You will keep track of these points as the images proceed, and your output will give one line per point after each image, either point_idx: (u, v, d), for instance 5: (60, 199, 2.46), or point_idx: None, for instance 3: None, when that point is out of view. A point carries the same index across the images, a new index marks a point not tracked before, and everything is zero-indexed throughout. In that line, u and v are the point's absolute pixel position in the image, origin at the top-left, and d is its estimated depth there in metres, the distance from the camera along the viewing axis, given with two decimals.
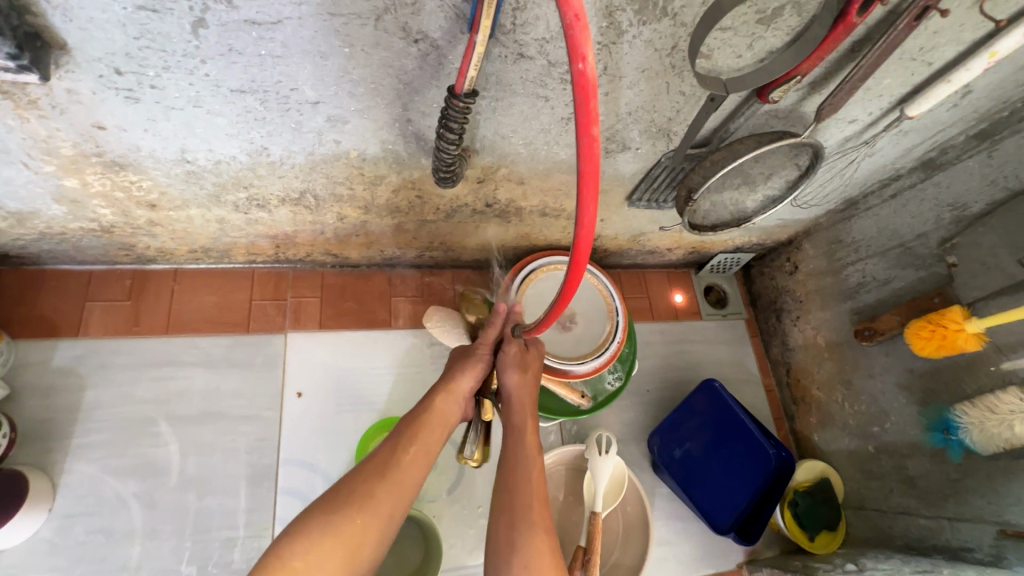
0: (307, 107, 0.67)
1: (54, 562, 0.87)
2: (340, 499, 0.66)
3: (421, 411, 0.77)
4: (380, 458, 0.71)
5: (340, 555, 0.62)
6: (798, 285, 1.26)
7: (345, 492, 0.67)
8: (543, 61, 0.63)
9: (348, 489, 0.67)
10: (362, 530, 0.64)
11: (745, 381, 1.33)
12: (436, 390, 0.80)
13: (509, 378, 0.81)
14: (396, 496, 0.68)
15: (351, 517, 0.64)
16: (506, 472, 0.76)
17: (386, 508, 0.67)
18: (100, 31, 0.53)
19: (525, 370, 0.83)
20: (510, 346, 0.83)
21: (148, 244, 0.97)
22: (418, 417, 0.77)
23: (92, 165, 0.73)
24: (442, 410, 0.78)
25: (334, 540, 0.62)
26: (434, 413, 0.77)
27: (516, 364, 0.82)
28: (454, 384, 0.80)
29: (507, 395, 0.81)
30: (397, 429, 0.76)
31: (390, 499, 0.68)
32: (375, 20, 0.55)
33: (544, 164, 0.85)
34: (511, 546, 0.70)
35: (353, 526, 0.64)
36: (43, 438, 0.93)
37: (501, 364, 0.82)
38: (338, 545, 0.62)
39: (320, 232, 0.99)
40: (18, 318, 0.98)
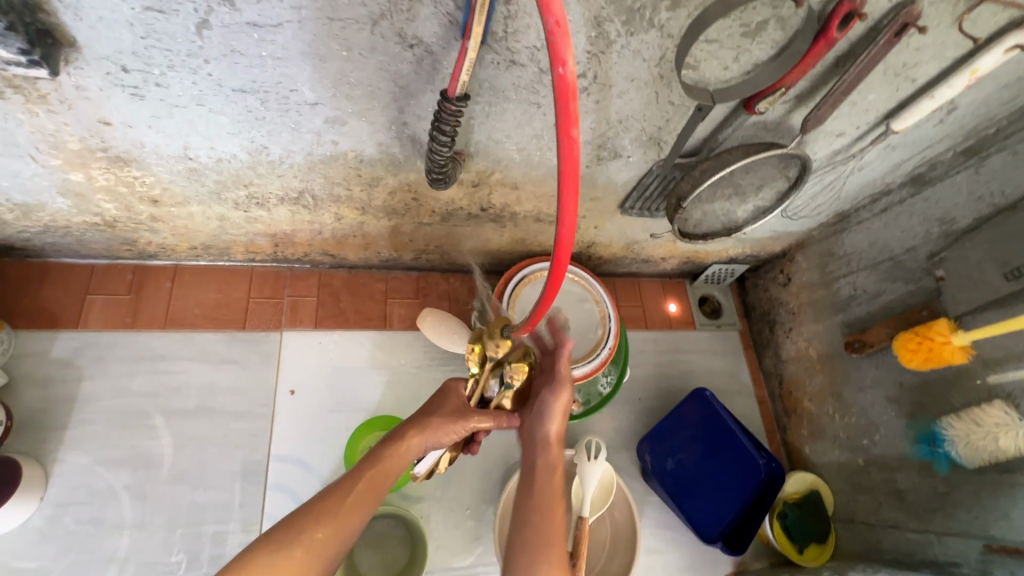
0: (305, 108, 0.69)
1: (44, 551, 0.88)
2: (280, 541, 0.61)
3: (379, 452, 0.73)
4: (335, 495, 0.67)
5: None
6: (791, 298, 1.27)
7: (282, 532, 0.62)
8: (534, 69, 0.65)
9: (295, 525, 0.63)
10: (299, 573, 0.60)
11: (738, 392, 1.33)
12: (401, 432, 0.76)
13: (552, 429, 0.80)
14: (335, 541, 0.63)
15: (292, 557, 0.60)
16: (529, 506, 0.73)
17: (327, 551, 0.63)
18: (108, 31, 0.56)
19: (563, 418, 0.81)
20: (560, 395, 0.80)
21: (150, 239, 0.99)
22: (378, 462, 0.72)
23: (97, 160, 0.76)
24: (407, 450, 0.74)
25: None
26: (396, 459, 0.73)
27: (561, 414, 0.80)
28: (428, 430, 0.76)
29: (542, 438, 0.80)
30: (356, 467, 0.71)
31: (338, 537, 0.64)
32: (372, 25, 0.57)
33: (537, 170, 0.86)
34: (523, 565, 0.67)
35: (296, 563, 0.60)
36: (38, 427, 0.94)
37: (541, 412, 0.80)
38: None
39: (318, 232, 1.01)
40: (20, 310, 1.00)
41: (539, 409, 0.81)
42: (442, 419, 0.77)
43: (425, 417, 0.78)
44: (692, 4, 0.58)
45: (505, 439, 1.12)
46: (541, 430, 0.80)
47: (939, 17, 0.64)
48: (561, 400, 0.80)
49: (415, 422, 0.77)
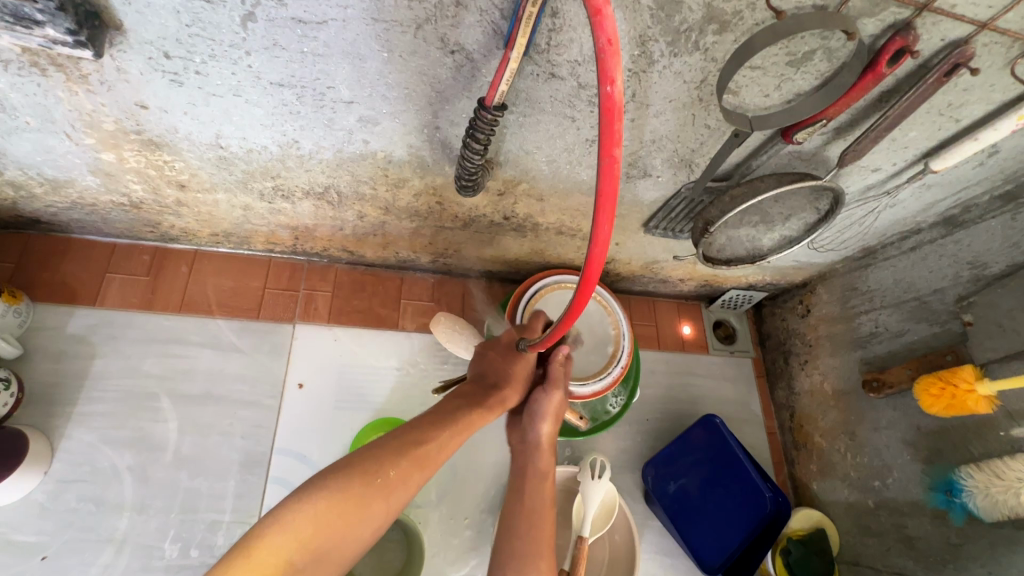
0: (340, 106, 0.69)
1: (43, 526, 0.87)
2: (368, 470, 0.61)
3: (459, 410, 0.75)
4: (417, 438, 0.67)
5: (354, 521, 0.57)
6: (809, 329, 1.25)
7: (371, 461, 0.62)
8: (573, 83, 0.65)
9: (379, 457, 0.63)
10: (382, 503, 0.60)
11: (747, 421, 1.32)
12: (480, 397, 0.78)
13: (543, 429, 0.83)
14: (411, 483, 0.63)
15: (381, 488, 0.61)
16: (518, 513, 0.78)
17: (407, 489, 0.63)
18: (154, 16, 0.56)
19: (556, 420, 0.85)
20: (554, 395, 0.84)
21: (173, 223, 1.00)
22: (453, 419, 0.73)
23: (130, 142, 0.76)
24: (482, 413, 0.77)
25: (351, 507, 0.58)
26: (472, 420, 0.75)
27: (553, 415, 0.83)
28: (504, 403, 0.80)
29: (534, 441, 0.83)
30: (437, 416, 0.73)
31: (415, 479, 0.64)
32: (415, 28, 0.57)
33: (564, 183, 0.86)
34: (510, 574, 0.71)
35: (378, 493, 0.60)
36: (47, 401, 0.94)
37: (535, 415, 0.84)
38: (357, 515, 0.58)
39: (338, 228, 1.01)
40: (39, 283, 1.01)
41: (535, 409, 0.84)
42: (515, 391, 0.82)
43: (500, 389, 0.81)
44: (740, 30, 0.58)
45: (509, 451, 1.11)
46: (533, 431, 0.84)
47: (992, 59, 0.63)
48: (552, 403, 0.84)
49: (484, 394, 0.79)
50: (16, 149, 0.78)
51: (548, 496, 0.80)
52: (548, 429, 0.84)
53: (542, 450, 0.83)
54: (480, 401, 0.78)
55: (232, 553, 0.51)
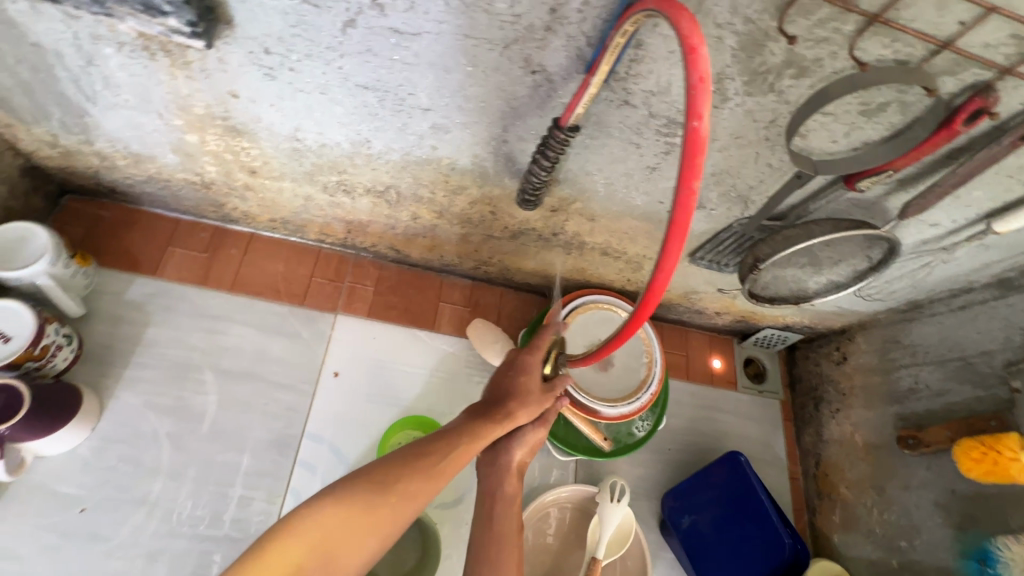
0: (417, 112, 0.72)
1: (84, 480, 0.91)
2: (376, 480, 0.62)
3: (473, 426, 0.73)
4: (427, 453, 0.68)
5: (361, 530, 0.59)
6: (844, 377, 1.23)
7: (379, 472, 0.63)
8: (644, 111, 0.66)
9: (388, 469, 0.64)
10: (388, 514, 0.61)
11: (771, 463, 1.30)
12: (490, 414, 0.76)
13: (516, 456, 0.80)
14: (417, 495, 0.64)
15: (386, 501, 0.61)
16: (484, 540, 0.74)
17: (414, 500, 0.64)
18: (264, 15, 0.60)
19: (530, 450, 0.82)
20: (539, 430, 0.81)
21: (236, 206, 1.04)
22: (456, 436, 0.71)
23: (215, 127, 0.81)
24: (493, 429, 0.74)
25: (356, 517, 0.59)
26: (482, 436, 0.72)
27: (528, 445, 0.81)
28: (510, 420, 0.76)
29: (506, 465, 0.80)
30: (450, 432, 0.72)
31: (421, 493, 0.64)
32: (503, 48, 0.60)
33: (619, 205, 0.87)
34: None
35: (383, 507, 0.61)
36: (100, 361, 0.99)
37: (513, 440, 0.81)
38: (364, 523, 0.59)
39: (391, 227, 1.04)
40: (105, 248, 1.06)
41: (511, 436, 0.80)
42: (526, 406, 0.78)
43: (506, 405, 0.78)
44: (818, 76, 0.59)
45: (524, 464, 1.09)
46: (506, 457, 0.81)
47: None
48: (537, 436, 0.81)
49: (490, 409, 0.77)
50: (110, 123, 0.83)
51: (515, 521, 0.76)
52: (520, 456, 0.81)
53: (511, 474, 0.80)
54: (484, 417, 0.76)
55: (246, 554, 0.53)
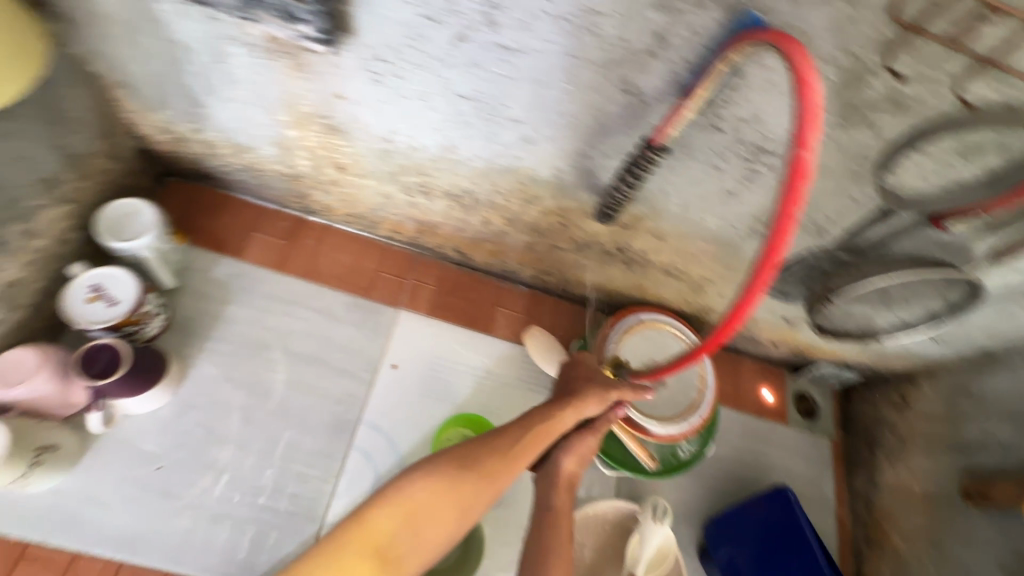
0: (508, 123, 0.76)
1: (162, 440, 0.98)
2: (459, 460, 0.78)
3: (545, 414, 0.86)
4: (502, 439, 0.81)
5: (444, 506, 0.73)
6: (904, 423, 1.19)
7: (461, 454, 0.79)
8: (732, 137, 0.68)
9: (467, 452, 0.79)
10: (466, 496, 0.75)
11: (818, 504, 1.26)
12: (559, 406, 0.88)
13: (564, 463, 0.88)
14: (490, 484, 0.77)
15: (466, 478, 0.76)
16: (537, 554, 0.76)
17: (491, 479, 0.77)
18: (384, 27, 0.66)
19: (579, 460, 0.89)
20: (585, 437, 0.89)
21: (318, 198, 1.11)
22: (516, 435, 0.82)
23: (315, 124, 0.87)
24: (560, 420, 0.85)
25: (440, 490, 0.75)
26: (551, 425, 0.84)
27: (575, 453, 0.88)
28: (576, 412, 0.87)
29: (554, 474, 0.87)
30: (524, 420, 0.84)
31: (496, 474, 0.78)
32: (603, 69, 0.63)
33: (690, 227, 0.89)
34: None
35: (462, 484, 0.76)
36: (184, 332, 1.06)
37: (563, 449, 0.88)
38: (449, 495, 0.74)
39: (460, 230, 1.08)
40: (196, 228, 1.14)
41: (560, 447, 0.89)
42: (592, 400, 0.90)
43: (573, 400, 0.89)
44: (918, 114, 0.59)
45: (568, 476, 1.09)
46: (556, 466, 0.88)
47: None
48: (585, 444, 0.89)
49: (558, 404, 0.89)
50: (221, 114, 0.91)
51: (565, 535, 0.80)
52: (569, 466, 0.88)
53: (560, 486, 0.86)
54: (553, 410, 0.87)
55: (354, 516, 0.71)
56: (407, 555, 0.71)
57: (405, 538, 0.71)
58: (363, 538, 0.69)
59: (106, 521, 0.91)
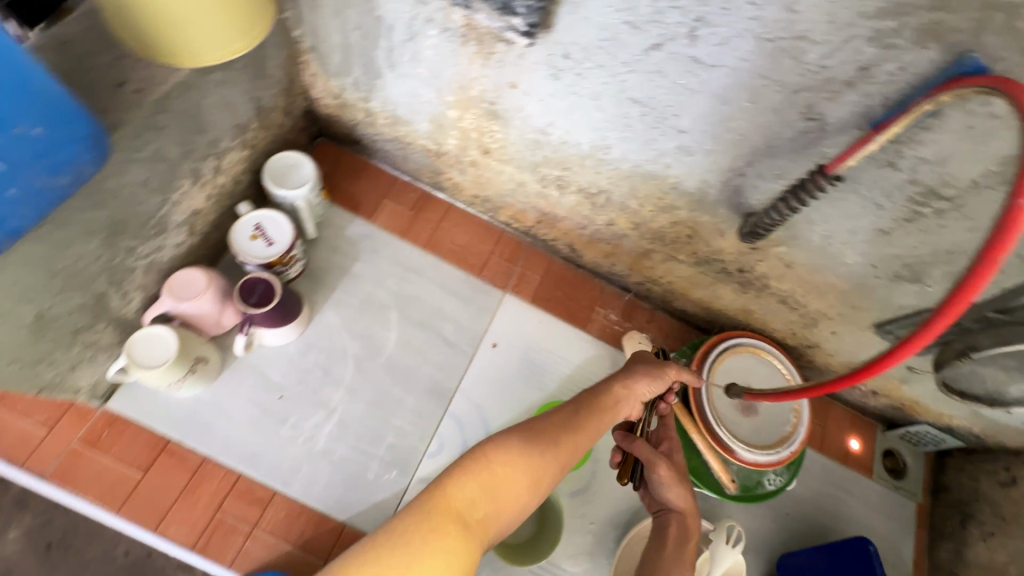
0: (671, 132, 0.79)
1: (286, 372, 1.08)
2: (529, 435, 0.68)
3: (602, 389, 0.79)
4: (565, 415, 0.73)
5: (527, 481, 0.64)
6: (1006, 502, 1.11)
7: (535, 430, 0.69)
8: (905, 176, 0.69)
9: (538, 426, 0.69)
10: (548, 475, 0.66)
11: (894, 566, 1.21)
12: (617, 381, 0.81)
13: (672, 493, 0.86)
14: (565, 462, 0.69)
15: (545, 457, 0.66)
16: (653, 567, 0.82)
17: (565, 459, 0.69)
18: (583, 27, 0.71)
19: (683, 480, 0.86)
20: (658, 470, 0.84)
21: (452, 177, 1.18)
22: (584, 410, 0.75)
23: (477, 108, 0.94)
24: (620, 398, 0.79)
25: (521, 466, 0.64)
26: (612, 402, 0.78)
27: (673, 481, 0.85)
28: (632, 391, 0.81)
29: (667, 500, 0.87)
30: (580, 397, 0.77)
31: (571, 453, 0.70)
32: (791, 93, 0.65)
33: (825, 259, 0.88)
34: None
35: (543, 461, 0.66)
36: (316, 280, 1.16)
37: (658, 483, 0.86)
38: (528, 472, 0.64)
39: (581, 226, 1.12)
40: (337, 188, 1.24)
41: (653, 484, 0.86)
42: (643, 376, 0.83)
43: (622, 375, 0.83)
44: None
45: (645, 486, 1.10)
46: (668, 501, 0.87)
47: None
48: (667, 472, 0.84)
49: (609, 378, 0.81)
50: (393, 87, 0.99)
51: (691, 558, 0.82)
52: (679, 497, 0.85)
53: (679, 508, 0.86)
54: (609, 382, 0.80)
55: (426, 493, 0.59)
56: (487, 538, 0.60)
57: (488, 519, 0.61)
58: (447, 519, 0.58)
59: (231, 434, 1.02)
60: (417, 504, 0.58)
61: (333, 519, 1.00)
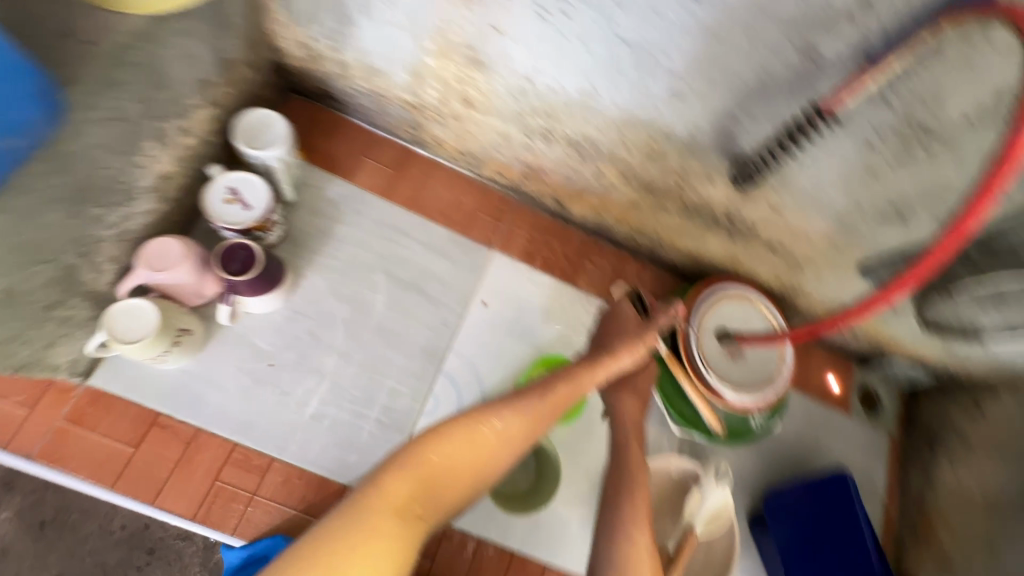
0: (662, 74, 0.77)
1: (275, 340, 1.06)
2: (471, 420, 0.72)
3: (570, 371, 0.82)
4: (517, 396, 0.77)
5: (467, 464, 0.71)
6: (972, 429, 1.19)
7: (478, 415, 0.73)
8: (899, 113, 0.69)
9: (484, 408, 0.74)
10: (488, 454, 0.72)
11: (869, 494, 1.29)
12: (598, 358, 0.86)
13: (625, 401, 0.94)
14: (511, 441, 0.74)
15: (485, 440, 0.72)
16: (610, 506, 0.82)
17: (512, 437, 0.74)
18: None
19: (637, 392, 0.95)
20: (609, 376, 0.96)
21: (433, 131, 1.13)
22: (538, 391, 0.78)
23: (458, 55, 0.89)
24: (587, 375, 0.83)
25: (460, 451, 0.71)
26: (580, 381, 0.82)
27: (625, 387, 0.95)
28: (615, 358, 0.87)
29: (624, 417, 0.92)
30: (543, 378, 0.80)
31: (520, 430, 0.75)
32: (788, 26, 0.64)
33: (814, 203, 0.88)
34: (617, 534, 0.78)
35: (482, 442, 0.72)
36: (297, 244, 1.12)
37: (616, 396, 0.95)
38: (466, 454, 0.71)
39: (568, 179, 1.10)
40: (313, 147, 1.18)
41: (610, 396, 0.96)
42: (627, 349, 0.88)
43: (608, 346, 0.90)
44: None
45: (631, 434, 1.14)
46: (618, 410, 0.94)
47: None
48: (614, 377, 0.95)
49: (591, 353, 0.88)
50: (368, 34, 0.94)
51: (644, 477, 0.85)
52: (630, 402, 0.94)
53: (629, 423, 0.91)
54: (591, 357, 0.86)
55: (362, 487, 0.66)
56: (429, 514, 0.69)
57: (424, 501, 0.68)
58: (382, 516, 0.65)
59: (222, 404, 1.01)
60: (353, 498, 0.65)
61: (333, 481, 1.01)
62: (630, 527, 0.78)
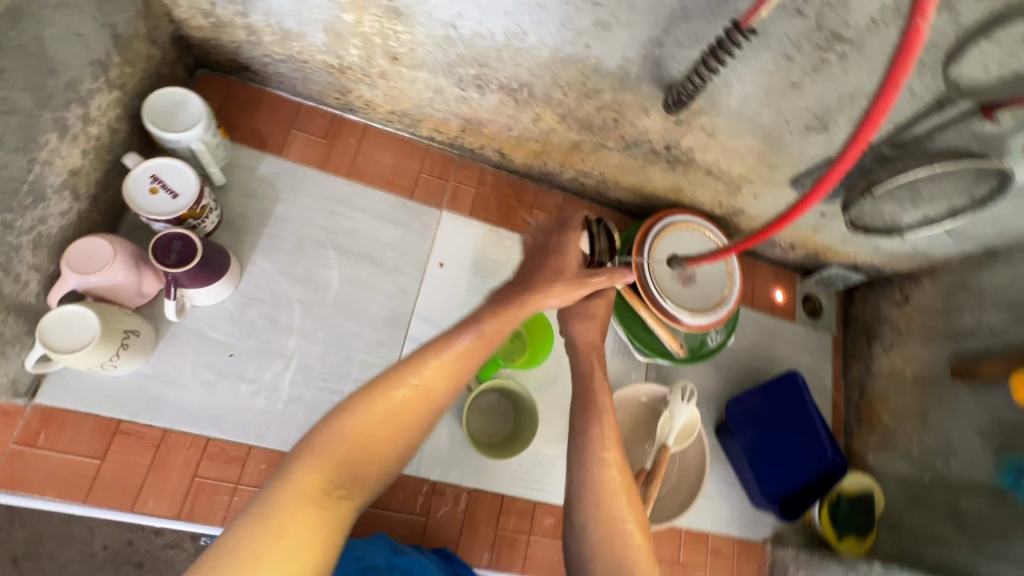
0: (585, 6, 0.76)
1: (230, 329, 1.03)
2: (382, 389, 0.71)
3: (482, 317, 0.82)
4: (430, 353, 0.76)
5: (390, 431, 0.69)
6: (902, 318, 1.31)
7: (388, 383, 0.71)
8: (812, 23, 0.71)
9: (396, 373, 0.73)
10: (411, 417, 0.71)
11: (818, 390, 1.40)
12: (523, 296, 0.87)
13: (581, 328, 0.98)
14: (434, 398, 0.73)
15: (405, 404, 0.71)
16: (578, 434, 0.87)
17: (434, 394, 0.74)
18: None
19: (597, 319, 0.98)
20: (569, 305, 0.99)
21: (362, 93, 1.09)
22: (449, 344, 0.77)
23: (375, 8, 0.85)
24: (506, 317, 0.83)
25: (378, 420, 0.69)
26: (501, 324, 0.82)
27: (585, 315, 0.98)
28: (541, 296, 0.87)
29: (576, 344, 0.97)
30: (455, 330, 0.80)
31: (444, 384, 0.75)
32: None
33: (743, 121, 0.92)
34: (592, 457, 0.83)
35: (403, 407, 0.71)
36: (237, 229, 1.08)
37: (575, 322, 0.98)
38: (387, 422, 0.69)
39: (507, 128, 1.09)
40: (236, 124, 1.12)
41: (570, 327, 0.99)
42: (557, 288, 0.88)
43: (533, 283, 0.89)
44: None
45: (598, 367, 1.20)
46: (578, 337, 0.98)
47: None
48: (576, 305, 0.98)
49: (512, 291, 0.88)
50: None
51: (605, 400, 0.90)
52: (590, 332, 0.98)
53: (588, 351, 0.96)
54: (508, 299, 0.86)
55: (276, 482, 0.62)
56: (360, 493, 0.66)
57: (349, 481, 0.65)
58: (300, 507, 0.61)
59: (186, 401, 0.98)
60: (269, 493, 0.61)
61: None
62: (600, 448, 0.84)
